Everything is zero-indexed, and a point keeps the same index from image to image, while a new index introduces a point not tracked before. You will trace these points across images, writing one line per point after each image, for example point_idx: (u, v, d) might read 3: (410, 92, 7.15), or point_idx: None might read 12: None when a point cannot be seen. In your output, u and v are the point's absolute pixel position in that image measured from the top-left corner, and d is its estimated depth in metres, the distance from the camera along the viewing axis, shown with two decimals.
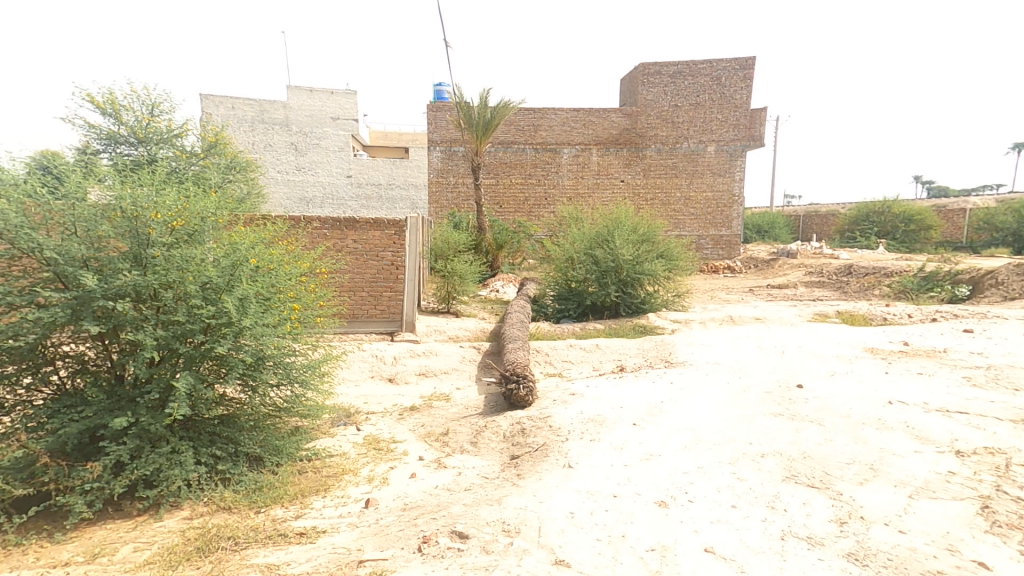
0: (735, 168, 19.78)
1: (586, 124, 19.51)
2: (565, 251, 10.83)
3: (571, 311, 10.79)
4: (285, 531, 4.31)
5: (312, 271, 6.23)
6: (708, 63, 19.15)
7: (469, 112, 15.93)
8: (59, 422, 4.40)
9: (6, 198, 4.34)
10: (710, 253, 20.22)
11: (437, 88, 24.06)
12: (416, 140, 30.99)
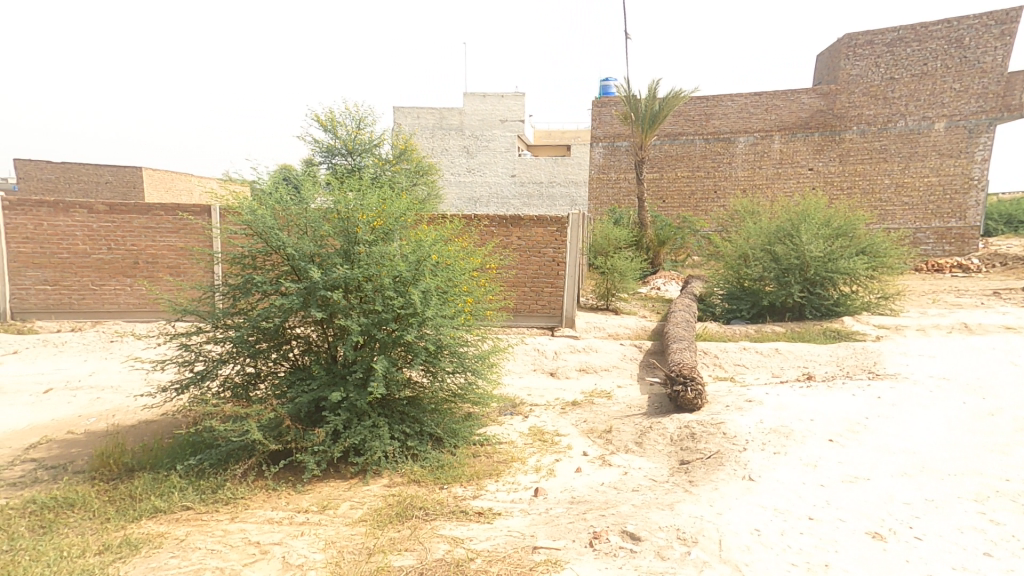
0: (976, 147, 16.39)
1: (769, 108, 18.01)
2: (737, 248, 10.21)
3: (743, 311, 9.95)
4: (465, 509, 4.60)
5: (483, 267, 6.57)
6: (945, 24, 16.31)
7: (636, 105, 15.74)
8: (295, 392, 5.32)
9: (262, 206, 5.34)
10: (931, 248, 17.20)
11: (604, 84, 24.78)
12: (579, 137, 31.10)
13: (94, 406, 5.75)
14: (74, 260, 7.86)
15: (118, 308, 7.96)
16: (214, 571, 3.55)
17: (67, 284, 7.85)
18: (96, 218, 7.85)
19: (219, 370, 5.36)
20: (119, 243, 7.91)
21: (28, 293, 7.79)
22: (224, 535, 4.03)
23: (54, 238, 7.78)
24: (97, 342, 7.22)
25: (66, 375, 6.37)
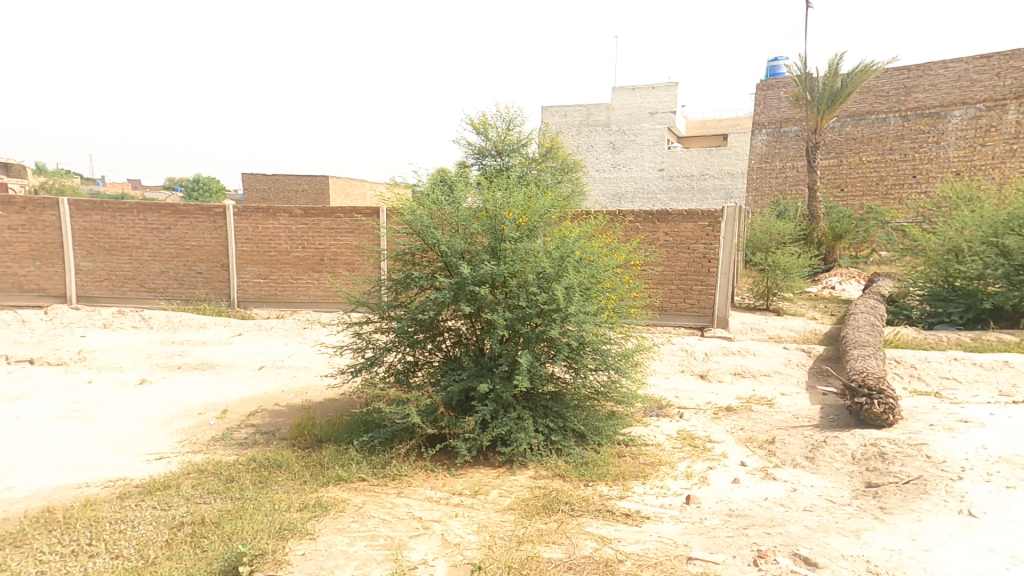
0: None
1: (1001, 73, 14.98)
2: (946, 241, 8.68)
3: (952, 315, 8.34)
4: (612, 508, 4.37)
5: (626, 264, 6.31)
6: None
7: (811, 86, 14.25)
8: (447, 381, 5.60)
9: (421, 206, 5.72)
10: None
11: (773, 65, 23.10)
12: (738, 126, 28.64)
13: (293, 383, 6.74)
14: (278, 258, 9.21)
15: (310, 298, 9.22)
16: (385, 539, 3.90)
17: (275, 278, 9.24)
18: (295, 221, 9.11)
19: (384, 357, 5.89)
20: (310, 242, 9.11)
21: (247, 285, 9.29)
22: (393, 507, 4.42)
23: (266, 239, 9.17)
24: (295, 328, 8.50)
25: (273, 355, 7.58)
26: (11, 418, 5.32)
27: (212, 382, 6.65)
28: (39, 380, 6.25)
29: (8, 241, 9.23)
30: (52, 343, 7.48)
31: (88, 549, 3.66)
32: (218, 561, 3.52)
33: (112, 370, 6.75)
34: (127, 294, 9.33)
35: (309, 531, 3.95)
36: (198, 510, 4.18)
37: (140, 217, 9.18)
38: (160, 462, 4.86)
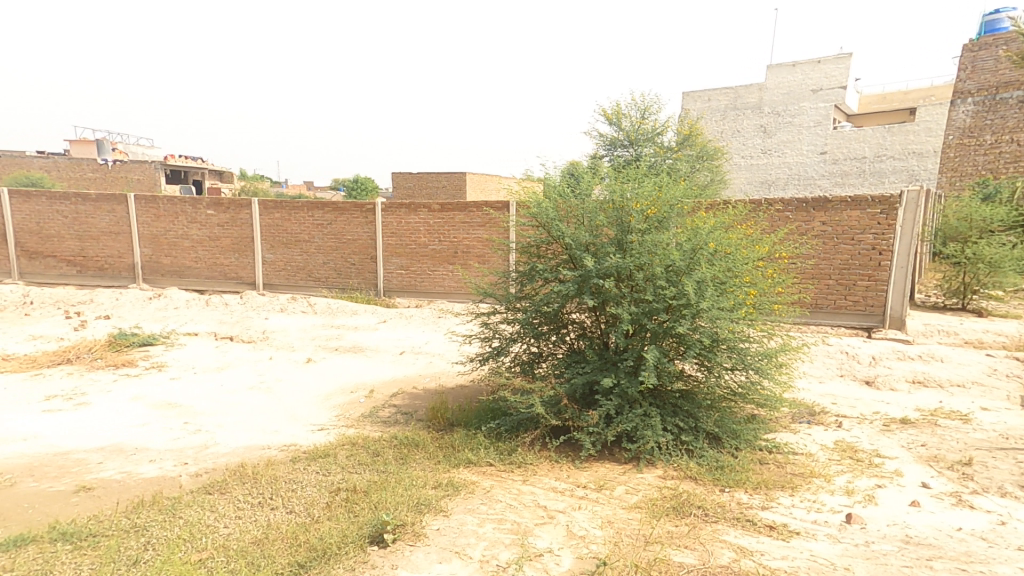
0: None
1: None
2: None
3: None
4: (753, 518, 3.96)
5: (771, 256, 5.69)
6: None
7: None
8: (571, 373, 5.56)
9: (548, 200, 5.78)
10: None
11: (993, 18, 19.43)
12: (926, 96, 24.48)
13: (429, 368, 7.30)
14: (418, 250, 10.05)
15: (444, 290, 10.00)
16: (512, 524, 4.02)
17: (415, 270, 10.10)
18: (433, 216, 9.87)
19: (510, 347, 6.05)
20: (446, 236, 9.84)
21: (391, 276, 10.27)
22: (519, 494, 4.52)
23: (407, 233, 10.04)
24: (430, 317, 9.25)
25: (412, 341, 8.32)
26: (217, 384, 6.54)
27: (362, 364, 7.49)
28: (236, 354, 7.60)
29: (215, 237, 10.78)
30: (245, 323, 8.95)
31: (271, 502, 4.41)
32: (367, 527, 3.95)
33: (286, 349, 7.96)
34: (299, 283, 10.64)
35: (442, 508, 4.24)
36: (350, 478, 4.75)
37: (309, 215, 10.37)
38: (321, 433, 5.58)
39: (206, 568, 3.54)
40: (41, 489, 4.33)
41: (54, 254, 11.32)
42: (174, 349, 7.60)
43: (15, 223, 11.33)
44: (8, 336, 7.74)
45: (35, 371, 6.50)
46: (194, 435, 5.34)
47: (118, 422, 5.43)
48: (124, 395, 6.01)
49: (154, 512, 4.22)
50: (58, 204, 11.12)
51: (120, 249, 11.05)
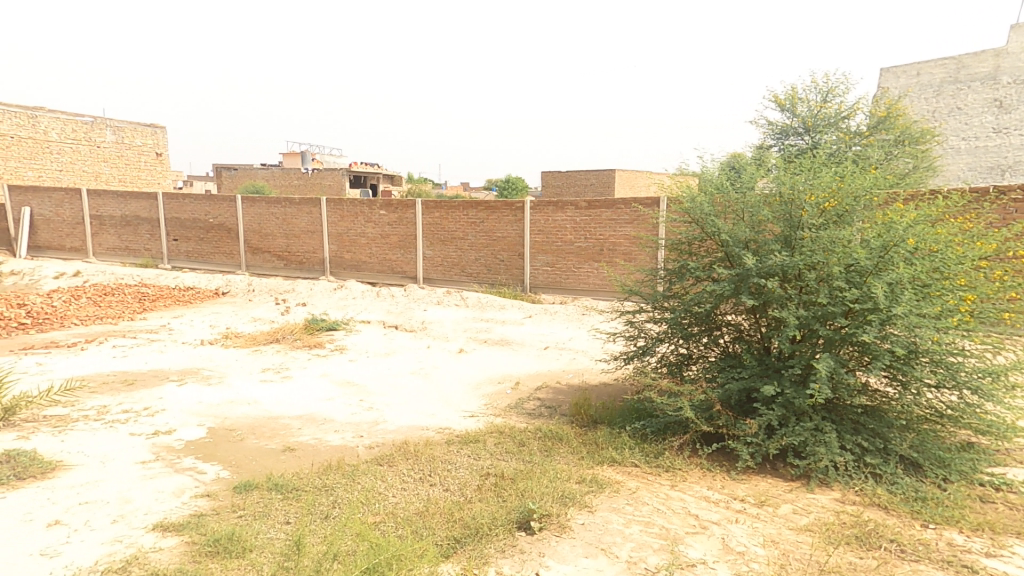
0: None
1: None
2: None
3: None
4: (970, 565, 3.34)
5: (999, 255, 4.70)
6: None
7: None
8: (725, 378, 5.20)
9: (703, 194, 5.45)
10: None
11: None
12: None
13: (573, 364, 7.40)
14: (564, 247, 10.30)
15: (587, 287, 10.19)
16: (661, 529, 3.87)
17: (560, 267, 10.34)
18: (579, 214, 10.08)
19: (656, 347, 5.83)
20: (592, 233, 10.00)
21: (537, 272, 10.61)
22: (667, 499, 4.30)
23: (554, 230, 10.33)
24: (575, 313, 9.44)
25: (555, 337, 8.51)
26: (386, 367, 7.35)
27: (510, 357, 7.82)
28: (400, 342, 8.45)
29: (386, 234, 11.75)
30: (407, 314, 9.85)
31: (429, 478, 4.83)
32: (515, 513, 4.13)
33: (442, 339, 8.64)
34: (454, 278, 11.33)
35: (587, 503, 4.26)
36: (498, 465, 4.98)
37: (465, 214, 11.01)
38: (471, 419, 5.93)
39: (380, 529, 4.03)
40: (261, 445, 5.27)
41: (268, 250, 12.78)
42: (352, 334, 8.69)
43: (243, 225, 12.98)
44: (238, 317, 9.52)
45: (256, 346, 7.92)
46: (367, 411, 6.05)
47: (312, 394, 6.38)
48: (316, 372, 7.04)
49: (339, 475, 4.89)
50: (273, 207, 12.54)
51: (314, 245, 12.28)
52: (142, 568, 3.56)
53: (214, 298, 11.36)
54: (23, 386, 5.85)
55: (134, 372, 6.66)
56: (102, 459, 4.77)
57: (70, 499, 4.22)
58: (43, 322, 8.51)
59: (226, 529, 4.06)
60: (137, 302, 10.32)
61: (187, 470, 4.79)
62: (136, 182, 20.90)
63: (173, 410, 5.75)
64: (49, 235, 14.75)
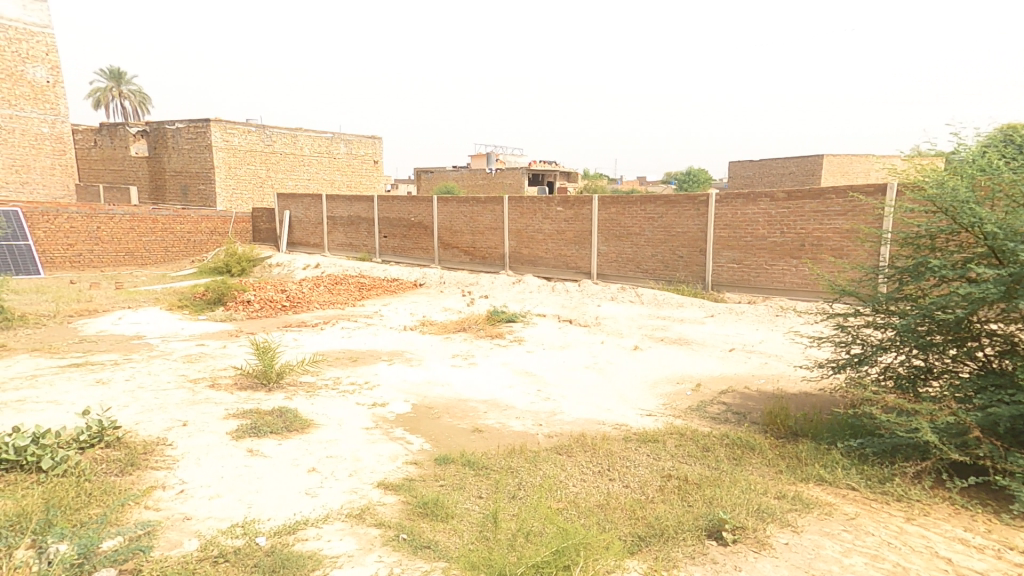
0: None
1: None
2: None
3: None
4: None
5: None
6: None
7: None
8: (987, 400, 4.27)
9: (958, 177, 4.58)
10: None
11: None
12: None
13: (764, 370, 6.86)
14: (754, 243, 9.61)
15: (784, 286, 9.34)
16: (894, 566, 3.33)
17: (749, 263, 9.69)
18: (776, 206, 9.33)
19: (878, 357, 5.09)
20: (791, 227, 9.18)
21: (721, 269, 10.05)
22: (902, 533, 3.68)
23: (744, 224, 9.69)
24: (766, 314, 8.85)
25: (741, 340, 8.00)
26: (562, 360, 7.61)
27: (689, 358, 7.53)
28: (575, 336, 8.68)
29: (561, 231, 12.07)
30: (581, 309, 10.04)
31: (609, 473, 4.78)
32: (702, 519, 3.92)
33: (616, 335, 8.70)
34: (626, 274, 11.27)
35: (790, 522, 3.82)
36: (681, 468, 4.75)
37: (642, 209, 10.86)
38: (650, 418, 5.83)
39: (565, 515, 4.14)
40: (454, 424, 5.84)
41: (457, 245, 13.96)
42: (530, 327, 9.17)
43: (437, 222, 14.31)
44: (432, 306, 10.66)
45: (447, 333, 8.82)
46: (545, 401, 6.31)
47: (497, 380, 6.88)
48: (499, 360, 7.58)
49: (522, 459, 5.16)
50: (462, 206, 13.63)
51: (496, 241, 13.12)
52: (373, 517, 4.24)
53: (414, 289, 12.82)
54: (286, 355, 7.33)
55: (357, 349, 7.88)
56: (339, 422, 5.77)
57: (320, 451, 5.25)
58: (297, 304, 10.37)
59: (432, 495, 4.57)
60: (358, 290, 12.18)
61: (398, 439, 5.55)
62: (358, 187, 25.02)
63: (386, 385, 6.68)
64: (300, 233, 17.70)
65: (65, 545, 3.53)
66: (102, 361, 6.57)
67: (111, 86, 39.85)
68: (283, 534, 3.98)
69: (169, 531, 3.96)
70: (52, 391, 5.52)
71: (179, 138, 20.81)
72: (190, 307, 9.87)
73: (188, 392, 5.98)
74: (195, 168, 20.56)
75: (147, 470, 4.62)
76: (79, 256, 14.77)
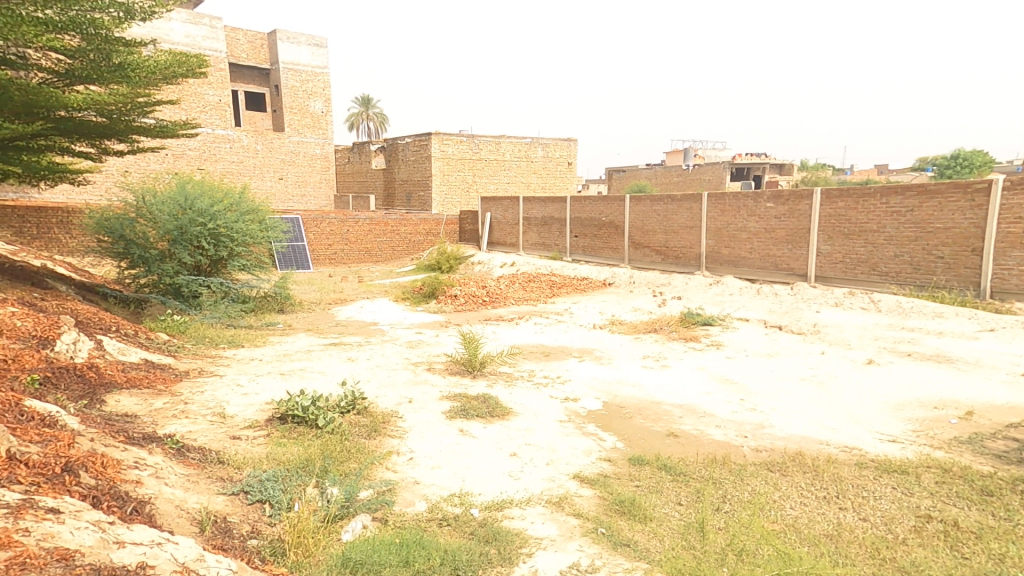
0: None
1: None
2: None
3: None
4: None
5: None
6: None
7: None
8: None
9: None
10: None
11: None
12: None
13: None
14: None
15: None
16: None
17: None
18: None
19: None
20: None
21: (1009, 274, 8.10)
22: None
23: None
24: None
25: None
26: (769, 369, 7.08)
27: (952, 378, 6.33)
28: (785, 344, 8.09)
29: (771, 229, 11.09)
30: (794, 314, 9.36)
31: (839, 501, 4.20)
32: None
33: (842, 346, 7.84)
34: (858, 277, 9.87)
35: None
36: (946, 511, 3.98)
37: (884, 201, 9.44)
38: (894, 445, 5.03)
39: (784, 538, 3.77)
40: (647, 426, 5.78)
41: (648, 245, 13.74)
42: (729, 331, 8.90)
43: (629, 221, 14.28)
44: (622, 307, 10.97)
45: (637, 334, 8.98)
46: (751, 413, 5.89)
47: (692, 386, 6.68)
48: (694, 364, 7.40)
49: (725, 470, 4.83)
50: (655, 205, 13.41)
51: (692, 241, 12.61)
52: (571, 507, 4.37)
53: (602, 288, 13.42)
54: (488, 346, 8.10)
55: (549, 345, 8.34)
56: (534, 412, 6.13)
57: (520, 438, 5.61)
58: (496, 300, 11.42)
59: (628, 494, 4.55)
60: (550, 288, 13.08)
61: (591, 435, 5.66)
62: (552, 188, 26.11)
63: (577, 381, 6.96)
64: (499, 234, 19.16)
65: (337, 489, 4.36)
66: (351, 342, 8.01)
67: (360, 112, 48.62)
68: (493, 509, 4.35)
69: (404, 491, 4.62)
70: (320, 363, 6.90)
71: (407, 152, 24.25)
72: (411, 300, 11.45)
73: (411, 373, 6.95)
74: (418, 177, 23.87)
75: (386, 437, 5.47)
76: (334, 254, 17.89)
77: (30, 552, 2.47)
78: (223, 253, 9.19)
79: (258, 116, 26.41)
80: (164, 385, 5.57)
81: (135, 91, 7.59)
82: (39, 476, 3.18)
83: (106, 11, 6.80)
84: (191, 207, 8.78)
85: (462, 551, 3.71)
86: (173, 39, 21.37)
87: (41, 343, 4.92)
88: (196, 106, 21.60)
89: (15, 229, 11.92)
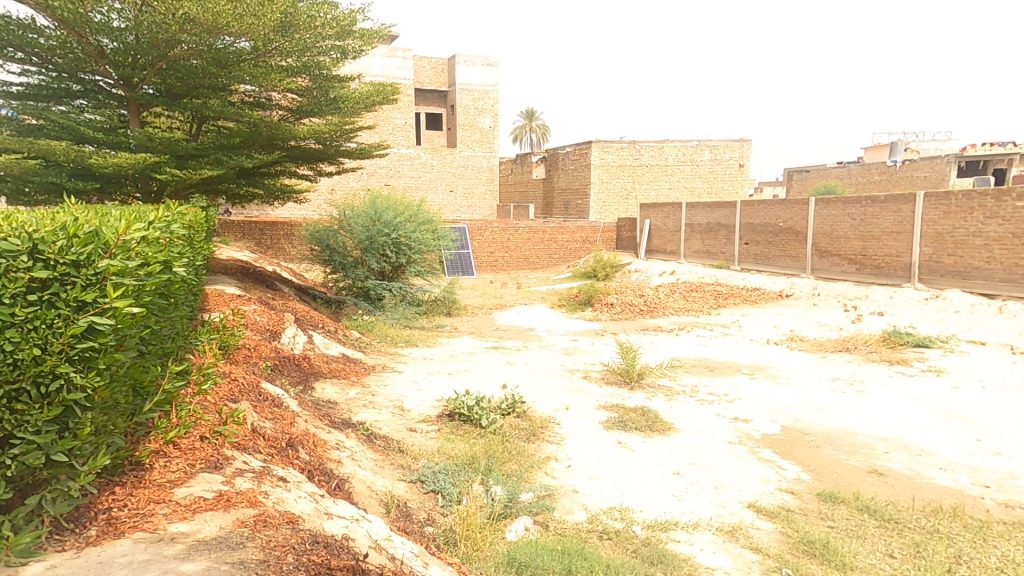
0: None
1: None
2: None
3: None
4: None
5: None
6: None
7: None
8: None
9: None
10: None
11: None
12: None
13: None
14: None
15: None
16: None
17: None
18: None
19: None
20: None
21: None
22: None
23: None
24: None
25: None
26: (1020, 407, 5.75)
27: None
28: None
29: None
30: None
31: None
32: None
33: None
34: None
35: None
36: None
37: None
38: None
39: None
40: (842, 459, 4.97)
41: (838, 253, 12.03)
42: (954, 356, 7.60)
43: (814, 227, 12.68)
44: (804, 321, 9.96)
45: (824, 353, 8.00)
46: (994, 458, 4.80)
47: (904, 417, 5.69)
48: (903, 392, 6.34)
49: (958, 525, 3.89)
50: (850, 207, 11.69)
51: (900, 248, 10.70)
52: (748, 540, 3.85)
53: (778, 300, 12.16)
54: (646, 357, 7.81)
55: (714, 360, 7.78)
56: (699, 430, 5.67)
57: (683, 456, 5.20)
58: (654, 309, 11.01)
59: (819, 534, 3.85)
60: (714, 298, 12.21)
61: (769, 462, 5.03)
62: (719, 194, 24.23)
63: (749, 401, 6.32)
64: (658, 241, 18.37)
65: (500, 488, 4.42)
66: (511, 346, 8.33)
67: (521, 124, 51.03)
68: (656, 529, 4.04)
69: (563, 498, 4.54)
70: (481, 365, 7.26)
71: (567, 161, 24.76)
72: (567, 307, 11.59)
73: (567, 380, 6.97)
74: (576, 185, 24.23)
75: (543, 442, 5.48)
76: (495, 260, 18.91)
77: (269, 512, 2.51)
78: (403, 260, 10.24)
79: (435, 135, 29.43)
80: (356, 377, 6.38)
81: (347, 122, 9.03)
82: (272, 447, 3.61)
83: (327, 54, 8.36)
84: (379, 219, 10.03)
85: (628, 569, 3.46)
86: (373, 73, 24.97)
87: (272, 335, 5.94)
88: (387, 129, 24.94)
89: (256, 240, 14.79)
